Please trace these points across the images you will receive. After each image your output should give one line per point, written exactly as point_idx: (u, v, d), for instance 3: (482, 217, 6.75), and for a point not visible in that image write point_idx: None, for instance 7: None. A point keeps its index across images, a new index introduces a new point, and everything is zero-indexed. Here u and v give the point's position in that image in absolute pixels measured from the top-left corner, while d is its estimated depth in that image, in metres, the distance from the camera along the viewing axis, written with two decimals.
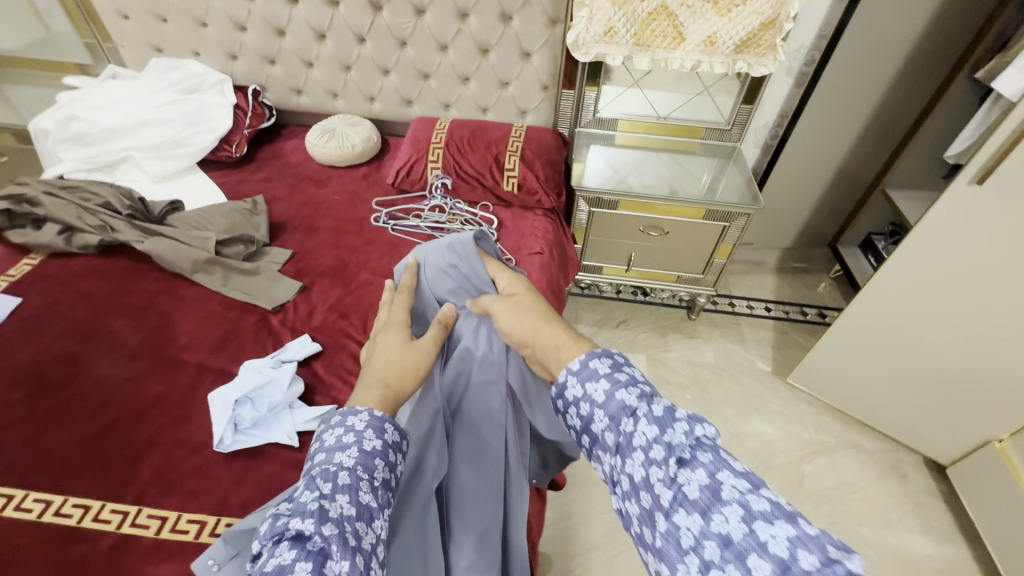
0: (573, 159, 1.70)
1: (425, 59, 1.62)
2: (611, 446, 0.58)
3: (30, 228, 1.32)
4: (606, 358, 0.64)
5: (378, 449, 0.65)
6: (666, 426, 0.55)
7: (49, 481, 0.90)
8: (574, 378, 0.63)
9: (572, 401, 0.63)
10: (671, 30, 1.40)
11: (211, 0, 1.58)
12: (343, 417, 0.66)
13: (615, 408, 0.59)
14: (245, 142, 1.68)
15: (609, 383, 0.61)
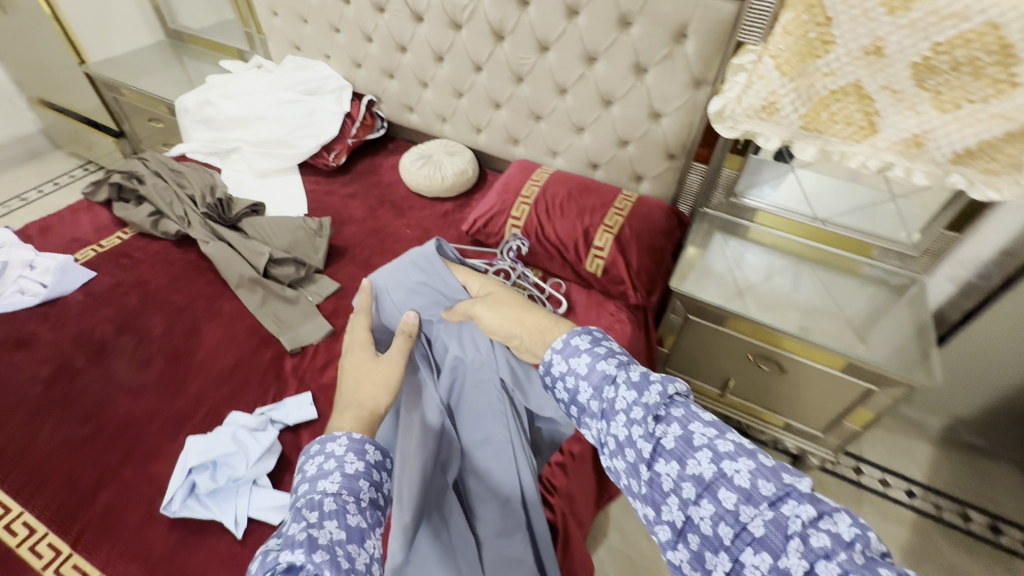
0: (684, 244, 1.38)
1: (539, 100, 1.43)
2: (596, 412, 0.66)
3: (130, 205, 1.41)
4: (586, 336, 0.74)
5: (361, 471, 0.68)
6: (643, 390, 0.63)
7: (23, 482, 0.90)
8: (559, 355, 0.73)
9: (559, 375, 0.73)
10: (858, 117, 0.86)
11: (346, 8, 1.55)
12: (323, 449, 0.71)
13: (598, 378, 0.68)
14: (344, 152, 1.64)
15: (590, 356, 0.70)
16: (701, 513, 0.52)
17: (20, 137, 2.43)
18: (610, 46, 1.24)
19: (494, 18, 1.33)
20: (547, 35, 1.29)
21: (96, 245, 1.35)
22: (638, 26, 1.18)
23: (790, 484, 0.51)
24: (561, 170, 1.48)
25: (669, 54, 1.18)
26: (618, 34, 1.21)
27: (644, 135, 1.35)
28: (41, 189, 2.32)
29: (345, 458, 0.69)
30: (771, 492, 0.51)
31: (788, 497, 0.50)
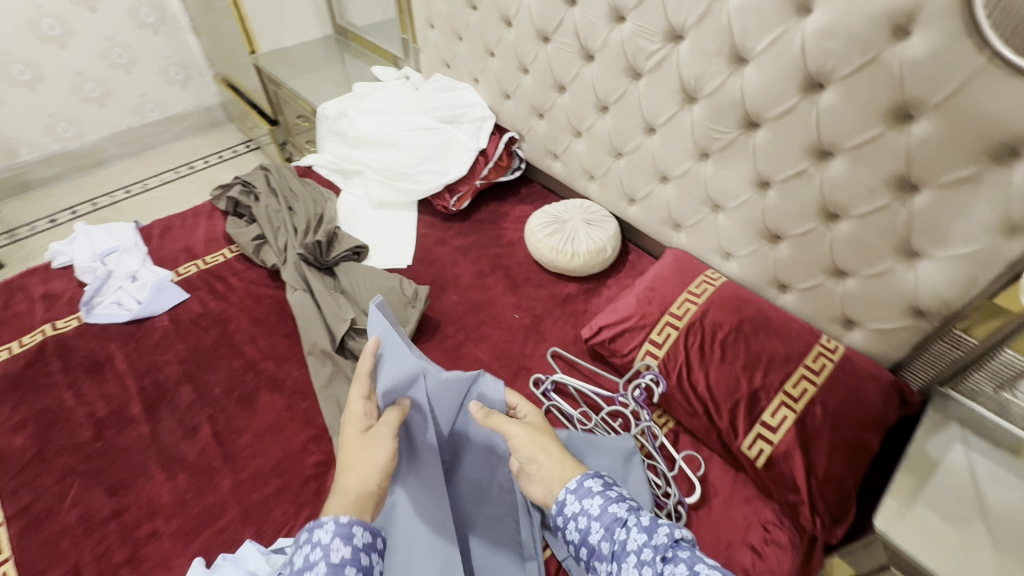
0: (915, 438, 0.89)
1: (724, 187, 1.05)
2: (605, 554, 0.64)
3: (241, 222, 1.34)
4: (597, 475, 0.71)
5: (348, 558, 0.60)
6: (652, 531, 0.63)
7: (31, 555, 0.83)
8: (571, 494, 0.69)
9: (568, 517, 0.68)
10: None
11: (505, 32, 1.30)
12: (308, 532, 0.62)
13: (609, 520, 0.65)
14: (467, 196, 1.41)
15: (602, 497, 0.67)
16: None
17: (204, 108, 2.62)
18: (864, 143, 0.81)
19: (687, 73, 0.97)
20: (762, 108, 0.90)
21: (200, 259, 1.30)
22: (926, 125, 0.74)
23: None
24: (730, 280, 1.09)
25: (972, 176, 0.73)
26: (883, 127, 0.78)
27: (880, 273, 0.90)
28: (206, 160, 2.48)
29: (330, 544, 0.60)
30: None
31: None
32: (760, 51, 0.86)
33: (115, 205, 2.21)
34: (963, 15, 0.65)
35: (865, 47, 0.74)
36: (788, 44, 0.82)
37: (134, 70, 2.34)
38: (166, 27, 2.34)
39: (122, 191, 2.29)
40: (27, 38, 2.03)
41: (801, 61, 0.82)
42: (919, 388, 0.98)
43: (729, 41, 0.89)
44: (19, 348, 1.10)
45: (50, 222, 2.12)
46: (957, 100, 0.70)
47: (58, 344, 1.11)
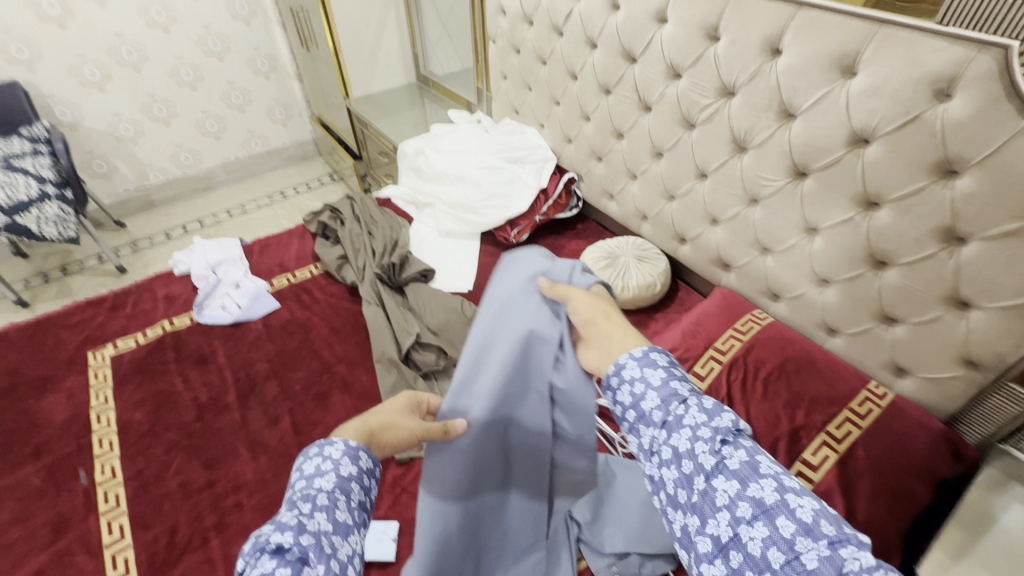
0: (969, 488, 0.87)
1: (774, 231, 1.09)
2: (656, 421, 0.60)
3: (327, 243, 1.53)
4: (664, 353, 0.66)
5: (355, 475, 0.60)
6: (714, 412, 0.59)
7: (141, 513, 0.97)
8: (635, 360, 0.65)
9: (624, 379, 0.65)
10: None
11: (571, 83, 1.45)
12: (318, 446, 0.62)
13: (668, 393, 0.61)
14: (527, 230, 1.53)
15: (665, 371, 0.63)
16: (752, 534, 0.49)
17: (299, 143, 2.97)
18: (909, 195, 0.85)
19: (739, 125, 1.05)
20: (808, 160, 0.97)
21: (290, 273, 1.49)
22: (969, 180, 0.77)
23: (851, 532, 0.47)
24: (777, 321, 1.13)
25: (1018, 231, 0.75)
26: (928, 181, 0.82)
27: (929, 321, 0.91)
28: (296, 189, 2.78)
29: (340, 460, 0.60)
30: (832, 533, 0.47)
31: (849, 542, 0.46)
32: (807, 107, 0.93)
33: (219, 224, 2.52)
34: (1003, 83, 0.70)
35: (907, 108, 0.80)
36: (834, 102, 0.89)
37: (247, 110, 2.71)
38: (276, 74, 2.70)
39: (225, 212, 2.61)
40: (167, 82, 2.42)
41: (846, 119, 0.88)
42: (976, 443, 0.94)
43: (779, 98, 0.97)
44: (142, 339, 1.31)
45: (166, 236, 2.45)
46: (999, 159, 0.73)
47: (173, 338, 1.31)
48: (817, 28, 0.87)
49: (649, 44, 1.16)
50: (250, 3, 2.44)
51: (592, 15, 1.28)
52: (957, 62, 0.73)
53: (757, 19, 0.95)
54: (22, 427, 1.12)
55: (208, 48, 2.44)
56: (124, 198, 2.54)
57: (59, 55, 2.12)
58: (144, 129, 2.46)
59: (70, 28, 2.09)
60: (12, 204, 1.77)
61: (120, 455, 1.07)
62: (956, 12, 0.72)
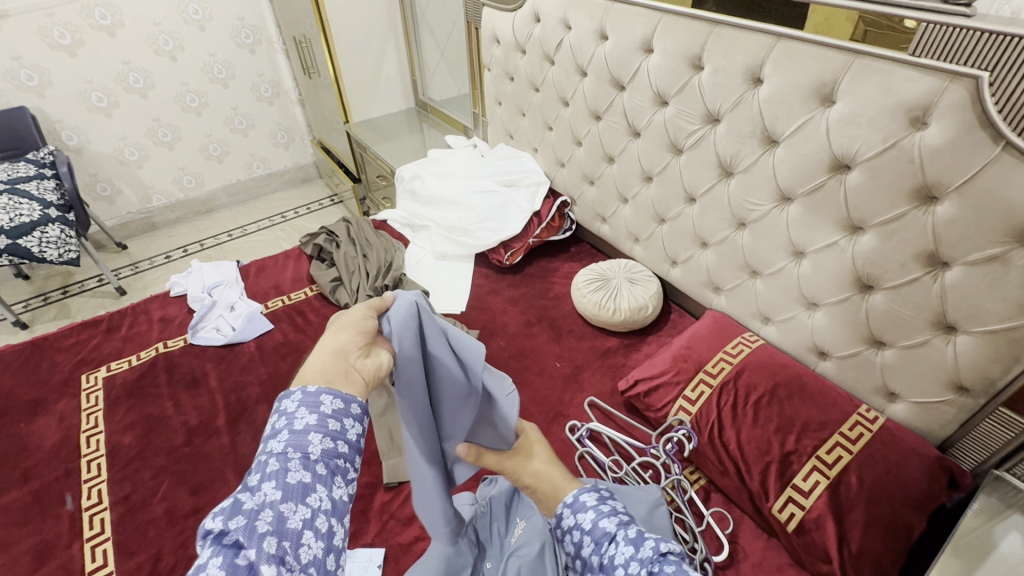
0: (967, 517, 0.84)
1: (762, 254, 1.10)
2: (595, 566, 0.63)
3: (322, 265, 1.55)
4: (593, 491, 0.72)
5: (313, 426, 0.55)
6: (637, 544, 0.61)
7: (126, 538, 0.96)
8: (566, 508, 0.70)
9: (565, 530, 0.69)
10: None
11: (563, 110, 1.48)
12: (277, 403, 0.58)
13: (599, 534, 0.65)
14: (520, 252, 1.54)
15: (593, 512, 0.68)
16: None
17: (300, 166, 3.03)
18: (892, 220, 0.86)
19: (724, 151, 1.07)
20: (792, 185, 0.98)
21: (285, 295, 1.50)
22: (948, 206, 0.78)
23: None
24: (767, 344, 1.13)
25: (1000, 256, 0.75)
26: (909, 207, 0.83)
27: (918, 345, 0.91)
28: (297, 211, 2.82)
29: (295, 413, 0.56)
30: None
31: None
32: (790, 134, 0.95)
33: (219, 246, 2.54)
34: (976, 111, 0.71)
35: (886, 135, 0.81)
36: (815, 129, 0.90)
37: (250, 134, 2.76)
38: (279, 99, 2.77)
39: (226, 234, 2.63)
40: (173, 108, 2.47)
41: (828, 145, 0.90)
42: (972, 469, 0.93)
43: (762, 125, 0.99)
44: (136, 361, 1.31)
45: (166, 258, 2.48)
46: (977, 185, 0.74)
47: (167, 360, 1.31)
48: (796, 59, 0.90)
49: (636, 72, 1.20)
50: (255, 32, 2.51)
51: (582, 44, 1.31)
52: (931, 90, 0.75)
53: (739, 48, 0.97)
54: (11, 451, 1.12)
55: (213, 75, 2.50)
56: (126, 220, 2.57)
57: (68, 82, 2.18)
58: (148, 153, 2.51)
59: (79, 56, 2.16)
60: (15, 227, 1.80)
61: (107, 479, 1.06)
62: (928, 43, 0.74)
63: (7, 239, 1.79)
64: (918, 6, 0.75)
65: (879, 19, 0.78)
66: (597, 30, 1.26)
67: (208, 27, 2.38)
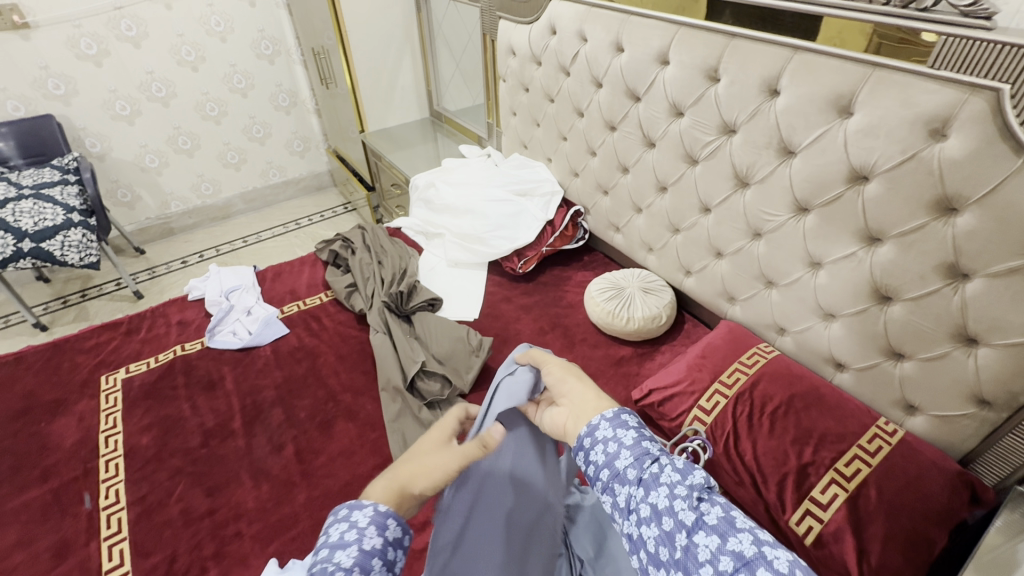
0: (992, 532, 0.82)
1: (777, 265, 1.10)
2: (630, 479, 0.59)
3: (338, 272, 1.57)
4: (634, 414, 0.67)
5: (377, 548, 0.57)
6: (686, 471, 0.59)
7: (142, 538, 0.97)
8: (605, 422, 0.64)
9: (597, 440, 0.64)
10: None
11: (577, 120, 1.50)
12: (347, 509, 0.60)
13: (640, 452, 0.61)
14: (533, 261, 1.55)
15: (636, 431, 0.63)
16: None
17: (315, 174, 3.07)
18: (910, 231, 0.86)
19: (740, 162, 1.08)
20: (810, 196, 0.98)
21: (301, 300, 1.52)
22: (968, 217, 0.78)
23: None
24: (783, 355, 1.12)
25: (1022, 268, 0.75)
26: (929, 219, 0.83)
27: (937, 357, 0.90)
28: (311, 218, 2.85)
29: (365, 528, 0.58)
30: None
31: None
32: (807, 145, 0.95)
33: (234, 251, 2.58)
34: (996, 123, 0.72)
35: (904, 146, 0.82)
36: (832, 140, 0.91)
37: (267, 142, 2.81)
38: (296, 109, 2.82)
39: (241, 240, 2.67)
40: (193, 116, 2.53)
41: (845, 157, 0.90)
42: (995, 485, 0.91)
43: (778, 136, 0.99)
44: (154, 363, 1.33)
45: (182, 262, 2.52)
46: (997, 197, 0.74)
47: (184, 362, 1.33)
48: (813, 71, 0.90)
49: (652, 84, 1.21)
50: (275, 43, 2.57)
51: (598, 56, 1.33)
52: (950, 103, 0.75)
53: (756, 60, 0.98)
54: (32, 449, 1.13)
55: (233, 85, 2.56)
56: (145, 226, 2.62)
57: (93, 91, 2.24)
58: (168, 160, 2.56)
59: (105, 65, 2.22)
60: (39, 230, 1.84)
61: (125, 479, 1.07)
62: (947, 56, 0.75)
63: (30, 242, 1.83)
64: (937, 20, 0.76)
65: (896, 32, 0.78)
66: (613, 42, 1.28)
67: (229, 38, 2.44)
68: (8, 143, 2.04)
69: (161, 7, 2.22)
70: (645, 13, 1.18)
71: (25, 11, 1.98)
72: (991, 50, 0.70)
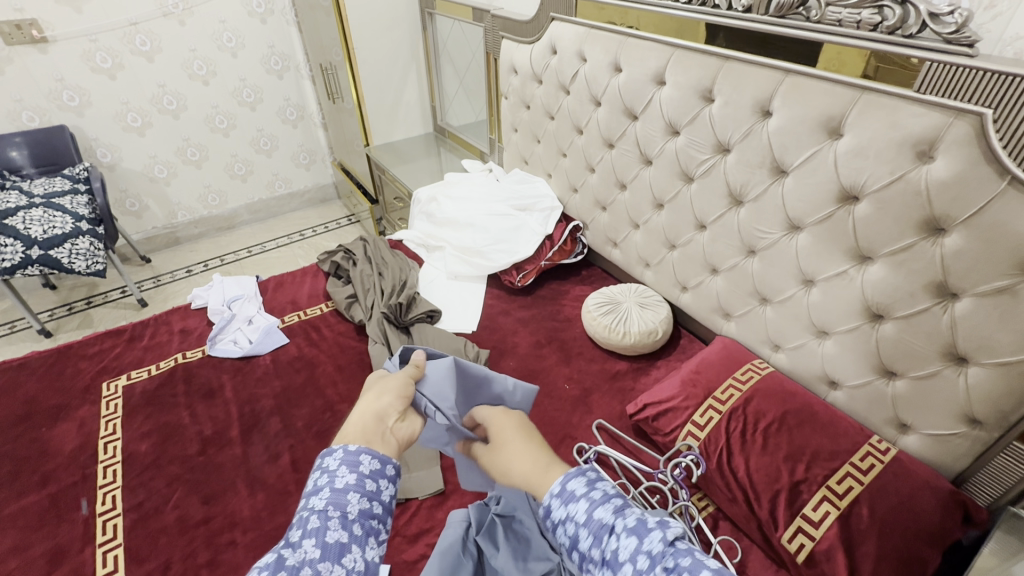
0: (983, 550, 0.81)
1: (771, 282, 1.12)
2: (595, 560, 0.59)
3: (339, 282, 1.59)
4: (581, 476, 0.67)
5: (352, 484, 0.59)
6: (642, 536, 0.58)
7: (137, 545, 0.98)
8: (556, 500, 0.65)
9: (556, 521, 0.65)
10: None
11: (577, 137, 1.53)
12: (320, 459, 0.63)
13: (596, 526, 0.61)
14: (532, 274, 1.57)
15: (586, 502, 0.63)
16: None
17: (320, 186, 3.12)
18: (900, 251, 0.87)
19: (734, 180, 1.10)
20: (802, 215, 1.00)
21: (302, 310, 1.54)
22: (956, 238, 0.79)
23: None
24: (777, 371, 1.13)
25: (1008, 288, 0.76)
26: (917, 239, 0.84)
27: (929, 376, 0.90)
28: (315, 229, 2.89)
29: (336, 470, 0.60)
30: None
31: None
32: (799, 165, 0.97)
33: (238, 261, 2.61)
34: (980, 146, 0.73)
35: (892, 168, 0.84)
36: (823, 160, 0.93)
37: (274, 155, 2.86)
38: (303, 122, 2.87)
39: (245, 250, 2.71)
40: (202, 129, 2.58)
41: (836, 177, 0.92)
42: (988, 505, 0.90)
43: (771, 156, 1.01)
44: (155, 371, 1.35)
45: (187, 272, 2.55)
46: (984, 218, 0.75)
47: (185, 370, 1.35)
48: (805, 93, 0.92)
49: (648, 103, 1.24)
50: (284, 59, 2.63)
51: (597, 76, 1.36)
52: (936, 126, 0.77)
53: (749, 82, 1.01)
54: (32, 454, 1.15)
55: (242, 99, 2.61)
56: (152, 235, 2.66)
57: (106, 103, 2.30)
58: (176, 171, 2.61)
59: (118, 79, 2.28)
60: (47, 238, 1.88)
61: (122, 486, 1.08)
62: (932, 80, 0.77)
63: (39, 249, 1.87)
64: (922, 46, 0.78)
65: (885, 57, 0.80)
66: (611, 62, 1.31)
67: (240, 54, 2.50)
68: (22, 152, 2.09)
69: (175, 23, 2.29)
70: (642, 35, 1.21)
71: (43, 26, 2.05)
72: (974, 76, 0.72)
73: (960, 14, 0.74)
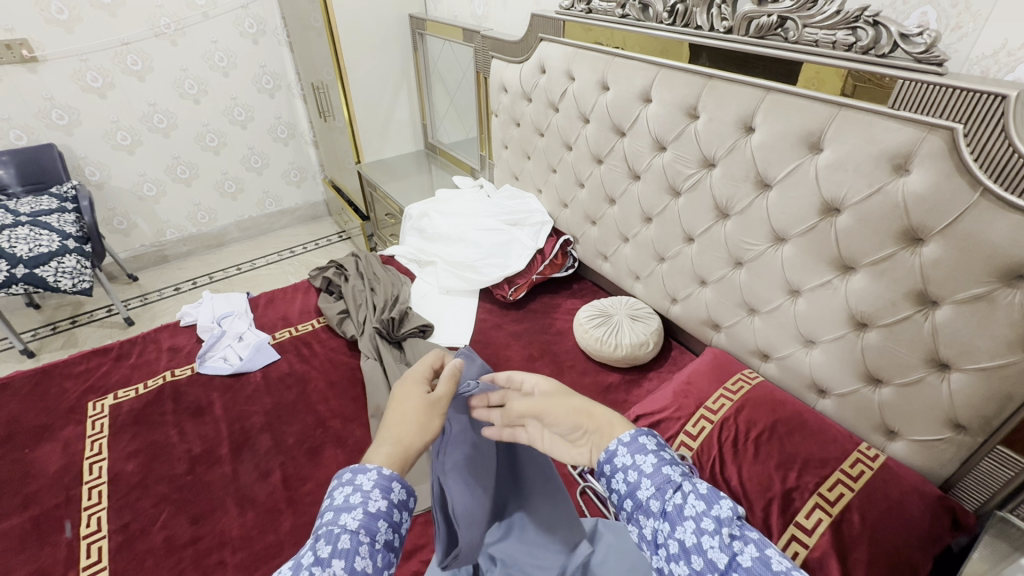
0: (973, 554, 0.82)
1: (759, 293, 1.14)
2: (654, 511, 0.61)
3: (331, 298, 1.59)
4: (651, 435, 0.68)
5: (383, 511, 0.59)
6: (711, 501, 0.59)
7: (123, 567, 0.96)
8: (624, 445, 0.66)
9: (618, 468, 0.66)
10: None
11: (566, 154, 1.56)
12: (351, 473, 0.62)
13: (662, 480, 0.62)
14: (524, 288, 1.58)
15: (657, 457, 0.64)
16: None
17: (311, 204, 3.13)
18: (881, 260, 0.90)
19: (720, 194, 1.13)
20: (786, 227, 1.03)
21: (293, 327, 1.54)
22: (933, 247, 0.82)
23: None
24: (766, 381, 1.14)
25: (985, 295, 0.78)
26: (896, 248, 0.87)
27: (913, 382, 0.92)
28: (305, 246, 2.89)
29: (369, 493, 0.60)
30: None
31: None
32: (781, 179, 1.00)
33: (228, 278, 2.59)
34: (953, 159, 0.77)
35: (871, 181, 0.87)
36: (804, 174, 0.96)
37: (265, 173, 2.87)
38: (295, 141, 2.89)
39: (235, 268, 2.69)
40: (193, 148, 2.58)
41: (817, 190, 0.95)
42: (976, 510, 0.91)
43: (754, 170, 1.05)
44: (143, 390, 1.33)
45: (175, 290, 2.52)
46: (958, 228, 0.78)
47: (173, 389, 1.33)
48: (787, 109, 0.96)
49: (635, 120, 1.27)
50: (276, 78, 2.66)
51: (585, 94, 1.40)
52: (910, 140, 0.81)
53: (731, 99, 1.04)
54: (14, 476, 1.12)
55: (233, 117, 2.63)
56: (138, 253, 2.64)
57: (95, 122, 2.30)
58: (166, 189, 2.60)
59: (109, 97, 2.28)
60: (34, 257, 1.85)
61: (108, 507, 1.06)
62: (906, 97, 0.80)
63: (24, 268, 1.84)
64: (895, 65, 0.81)
65: (864, 75, 0.84)
66: (599, 81, 1.35)
67: (232, 73, 2.53)
68: (8, 171, 2.08)
69: (168, 43, 2.31)
70: (629, 55, 1.25)
71: (34, 45, 2.06)
72: (944, 93, 0.76)
73: (929, 35, 0.76)
